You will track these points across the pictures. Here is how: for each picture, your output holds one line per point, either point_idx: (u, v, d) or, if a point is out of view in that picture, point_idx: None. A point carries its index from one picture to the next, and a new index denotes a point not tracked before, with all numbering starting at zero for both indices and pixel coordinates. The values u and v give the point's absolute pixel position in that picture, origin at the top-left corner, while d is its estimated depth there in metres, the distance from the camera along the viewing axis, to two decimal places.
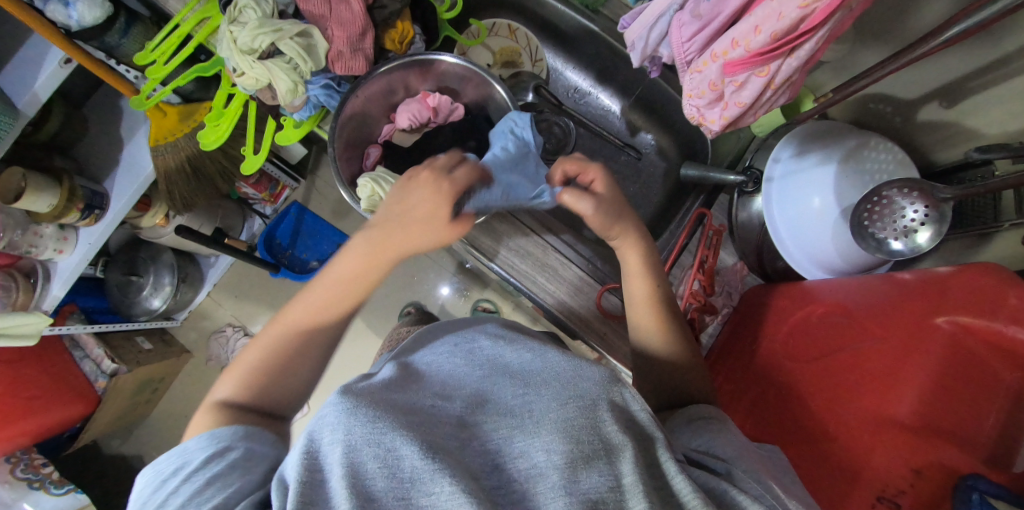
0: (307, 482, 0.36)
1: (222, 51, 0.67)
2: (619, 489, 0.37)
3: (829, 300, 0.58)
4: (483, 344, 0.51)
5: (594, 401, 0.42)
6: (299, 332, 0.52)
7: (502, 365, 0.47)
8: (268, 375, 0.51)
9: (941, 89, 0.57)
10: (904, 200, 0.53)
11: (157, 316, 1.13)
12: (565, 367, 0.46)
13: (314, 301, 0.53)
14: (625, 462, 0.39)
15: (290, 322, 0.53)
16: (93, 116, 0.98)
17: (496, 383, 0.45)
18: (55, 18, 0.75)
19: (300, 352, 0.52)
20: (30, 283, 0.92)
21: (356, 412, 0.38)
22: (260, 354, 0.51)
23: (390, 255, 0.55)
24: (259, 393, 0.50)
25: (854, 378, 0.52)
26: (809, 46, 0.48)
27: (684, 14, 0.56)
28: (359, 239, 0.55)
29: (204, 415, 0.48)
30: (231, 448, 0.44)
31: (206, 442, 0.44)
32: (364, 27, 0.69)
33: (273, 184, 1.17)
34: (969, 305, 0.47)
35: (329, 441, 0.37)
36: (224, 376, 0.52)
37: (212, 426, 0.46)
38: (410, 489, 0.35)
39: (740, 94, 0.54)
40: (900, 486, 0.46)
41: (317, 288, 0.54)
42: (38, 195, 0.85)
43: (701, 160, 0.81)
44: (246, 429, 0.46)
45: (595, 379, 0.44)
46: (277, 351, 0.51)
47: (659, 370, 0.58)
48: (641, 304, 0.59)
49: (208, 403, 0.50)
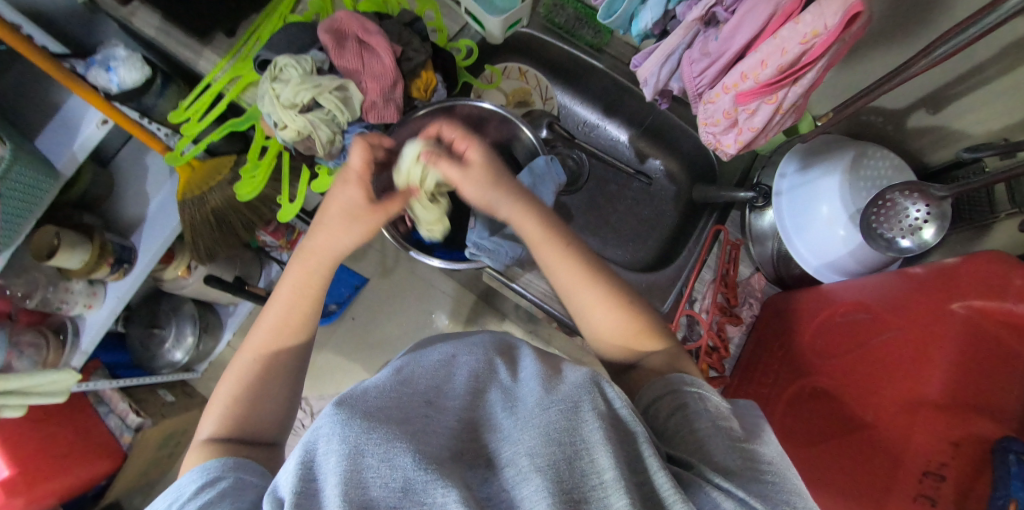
0: (303, 494, 0.35)
1: (265, 107, 0.72)
2: (599, 488, 0.36)
3: (850, 299, 0.62)
4: (478, 357, 0.49)
5: (578, 403, 0.41)
6: (258, 365, 0.56)
7: (492, 377, 0.47)
8: (240, 408, 0.54)
9: (923, 99, 0.65)
10: (907, 202, 0.59)
11: (179, 369, 1.13)
12: (544, 381, 0.44)
13: (267, 332, 0.57)
14: (602, 458, 0.37)
15: (248, 356, 0.56)
16: (119, 174, 1.02)
17: (485, 397, 0.45)
18: (97, 82, 0.80)
19: (266, 381, 0.55)
20: (61, 340, 0.93)
21: (349, 423, 0.37)
22: (229, 388, 0.55)
23: (317, 265, 0.59)
24: (238, 425, 0.53)
25: (879, 369, 0.57)
26: (811, 74, 0.54)
27: (694, 52, 0.62)
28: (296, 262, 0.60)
29: (192, 454, 0.51)
30: (221, 478, 0.45)
31: (196, 476, 0.45)
32: (396, 79, 0.75)
33: (290, 231, 1.19)
34: (979, 290, 0.52)
35: (323, 453, 0.36)
36: (203, 419, 0.55)
37: (202, 461, 0.48)
38: (403, 498, 0.35)
39: (752, 120, 0.61)
40: (941, 459, 0.49)
41: (268, 318, 0.58)
42: (71, 251, 0.87)
43: (710, 180, 0.87)
44: (233, 460, 0.48)
45: (575, 382, 0.43)
46: (251, 383, 0.55)
47: (614, 347, 0.56)
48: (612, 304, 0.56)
49: (194, 445, 0.52)
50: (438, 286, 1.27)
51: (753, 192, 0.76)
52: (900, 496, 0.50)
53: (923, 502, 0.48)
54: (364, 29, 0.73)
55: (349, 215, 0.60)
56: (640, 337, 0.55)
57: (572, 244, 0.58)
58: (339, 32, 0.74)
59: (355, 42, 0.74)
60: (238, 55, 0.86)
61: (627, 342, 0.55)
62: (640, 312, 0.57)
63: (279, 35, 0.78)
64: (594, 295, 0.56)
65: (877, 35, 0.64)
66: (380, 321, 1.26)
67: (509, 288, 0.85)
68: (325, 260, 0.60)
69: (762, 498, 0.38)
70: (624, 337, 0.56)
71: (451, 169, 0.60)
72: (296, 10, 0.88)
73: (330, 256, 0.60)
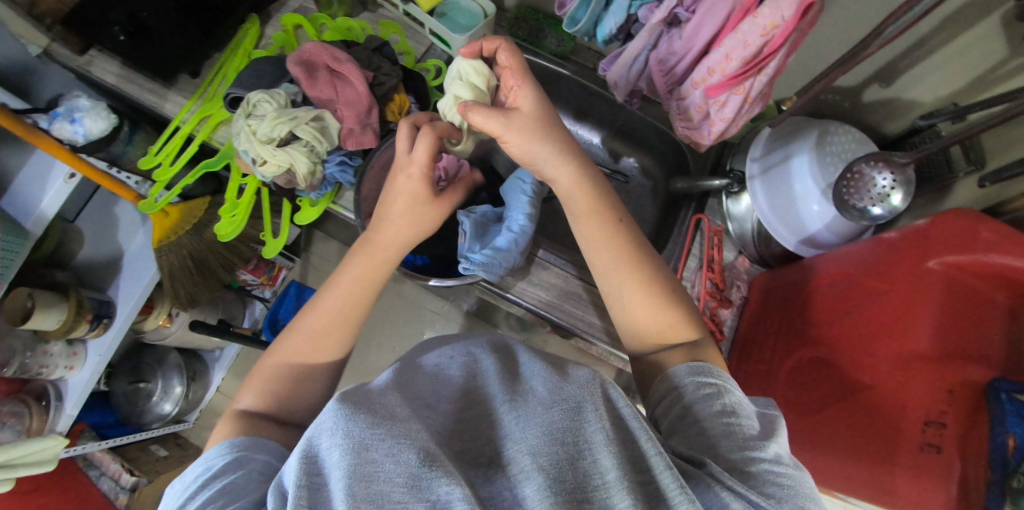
0: (308, 487, 0.37)
1: (242, 144, 0.72)
2: (602, 488, 0.37)
3: (833, 269, 0.64)
4: (479, 353, 0.48)
5: (579, 403, 0.40)
6: (307, 347, 0.56)
7: (497, 371, 0.45)
8: (281, 387, 0.54)
9: (876, 73, 0.70)
10: (874, 172, 0.62)
11: (169, 422, 1.10)
12: (553, 382, 0.42)
13: (320, 315, 0.57)
14: (605, 458, 0.38)
15: (298, 337, 0.56)
16: (88, 228, 1.00)
17: (485, 390, 0.44)
18: (60, 135, 0.78)
19: (307, 371, 0.56)
20: (43, 406, 0.89)
21: (352, 418, 0.37)
22: (273, 365, 0.55)
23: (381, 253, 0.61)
24: (276, 405, 0.53)
25: (869, 330, 0.59)
26: (774, 63, 0.56)
27: (660, 52, 0.65)
28: (355, 254, 0.61)
29: (224, 422, 0.51)
30: (250, 459, 0.46)
31: (223, 451, 0.46)
32: (370, 104, 0.75)
33: (269, 266, 1.17)
34: (951, 246, 0.54)
35: (329, 449, 0.37)
36: (240, 390, 0.55)
37: (229, 437, 0.48)
38: (409, 493, 0.36)
39: (723, 111, 0.63)
40: (940, 408, 0.52)
41: (328, 299, 0.58)
42: (47, 312, 0.84)
43: (684, 172, 0.90)
44: (263, 441, 0.48)
45: (580, 382, 0.42)
46: (293, 368, 0.55)
47: (647, 336, 0.57)
48: (633, 296, 0.57)
49: (230, 413, 0.52)
50: (427, 305, 1.27)
51: (727, 179, 0.78)
52: (907, 456, 0.53)
53: (930, 451, 0.52)
54: (335, 58, 0.74)
55: (406, 207, 0.61)
56: (677, 326, 0.57)
57: (623, 221, 0.60)
58: (310, 63, 0.74)
59: (327, 71, 0.74)
60: (205, 95, 0.85)
61: (636, 330, 0.58)
62: (675, 304, 0.58)
63: (247, 71, 0.78)
64: (630, 280, 0.57)
65: (825, 21, 0.68)
66: (372, 347, 1.25)
67: (502, 299, 0.86)
68: (386, 247, 0.61)
69: (769, 497, 0.40)
70: (659, 327, 0.57)
71: (492, 121, 0.56)
72: (260, 45, 0.89)
73: (393, 246, 0.62)
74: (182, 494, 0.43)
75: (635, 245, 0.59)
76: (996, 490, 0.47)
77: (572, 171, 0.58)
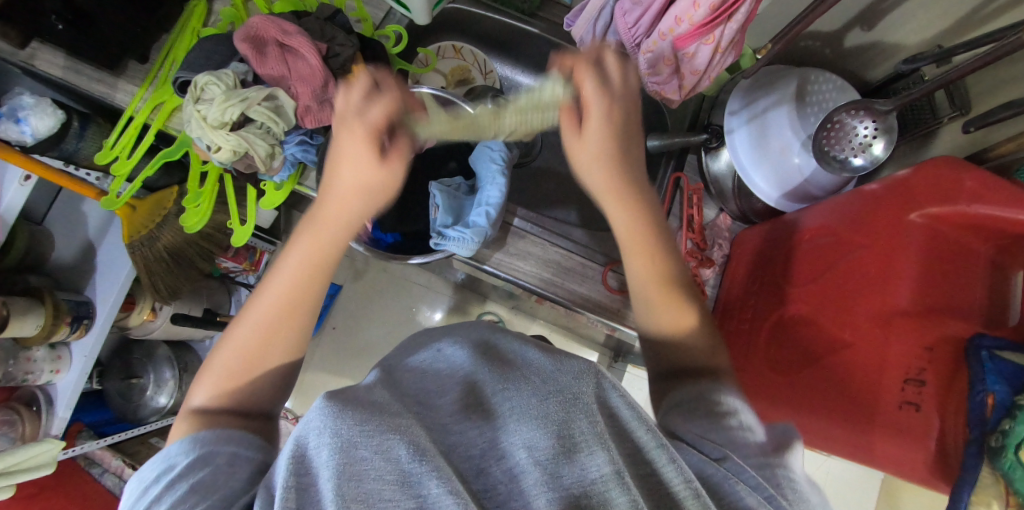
0: (296, 487, 0.35)
1: (194, 131, 0.69)
2: (598, 482, 0.36)
3: (814, 225, 0.62)
4: (466, 342, 0.48)
5: (577, 395, 0.40)
6: (257, 336, 0.53)
7: (482, 362, 0.45)
8: (237, 379, 0.52)
9: (858, 16, 0.67)
10: (855, 121, 0.60)
11: (166, 414, 1.10)
12: (546, 361, 0.44)
13: (272, 301, 0.54)
14: (600, 452, 0.37)
15: (247, 326, 0.54)
16: (57, 228, 0.98)
17: (477, 374, 0.44)
18: (7, 136, 0.75)
19: (261, 363, 0.53)
20: (35, 411, 0.89)
21: (341, 414, 0.36)
22: (223, 359, 0.53)
23: (332, 231, 0.57)
24: (235, 395, 0.52)
25: (849, 285, 0.58)
26: (744, 9, 0.53)
27: (626, 1, 0.61)
28: (299, 237, 0.57)
29: (180, 423, 0.50)
30: (215, 453, 0.45)
31: (185, 447, 0.45)
32: (326, 79, 0.71)
33: (250, 252, 1.16)
34: (935, 196, 0.52)
35: (319, 445, 0.35)
36: (193, 387, 0.53)
37: (188, 432, 0.47)
38: (399, 490, 0.34)
39: (694, 63, 0.60)
40: (920, 364, 0.52)
41: (275, 284, 0.55)
42: (24, 318, 0.83)
43: (662, 128, 0.88)
44: (228, 432, 0.47)
45: (572, 373, 0.41)
46: (242, 362, 0.53)
47: (647, 311, 0.58)
48: (640, 258, 0.58)
49: (185, 411, 0.51)
50: (412, 279, 1.27)
51: (705, 134, 0.77)
52: (888, 413, 0.53)
53: (909, 408, 0.52)
54: (283, 31, 0.69)
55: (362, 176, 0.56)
56: (684, 314, 0.57)
57: (651, 245, 0.58)
58: (258, 39, 0.69)
59: (276, 47, 0.69)
60: (157, 79, 0.81)
61: (654, 301, 0.58)
62: (678, 285, 0.58)
63: (194, 52, 0.74)
64: (636, 255, 0.58)
65: None
66: (360, 325, 1.25)
67: (482, 272, 0.84)
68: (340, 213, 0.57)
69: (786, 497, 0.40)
70: (650, 288, 0.58)
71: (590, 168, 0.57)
72: (209, 23, 0.83)
73: (357, 198, 0.57)
74: (148, 498, 0.42)
75: (637, 228, 0.58)
76: (975, 447, 0.46)
77: (618, 193, 0.58)
